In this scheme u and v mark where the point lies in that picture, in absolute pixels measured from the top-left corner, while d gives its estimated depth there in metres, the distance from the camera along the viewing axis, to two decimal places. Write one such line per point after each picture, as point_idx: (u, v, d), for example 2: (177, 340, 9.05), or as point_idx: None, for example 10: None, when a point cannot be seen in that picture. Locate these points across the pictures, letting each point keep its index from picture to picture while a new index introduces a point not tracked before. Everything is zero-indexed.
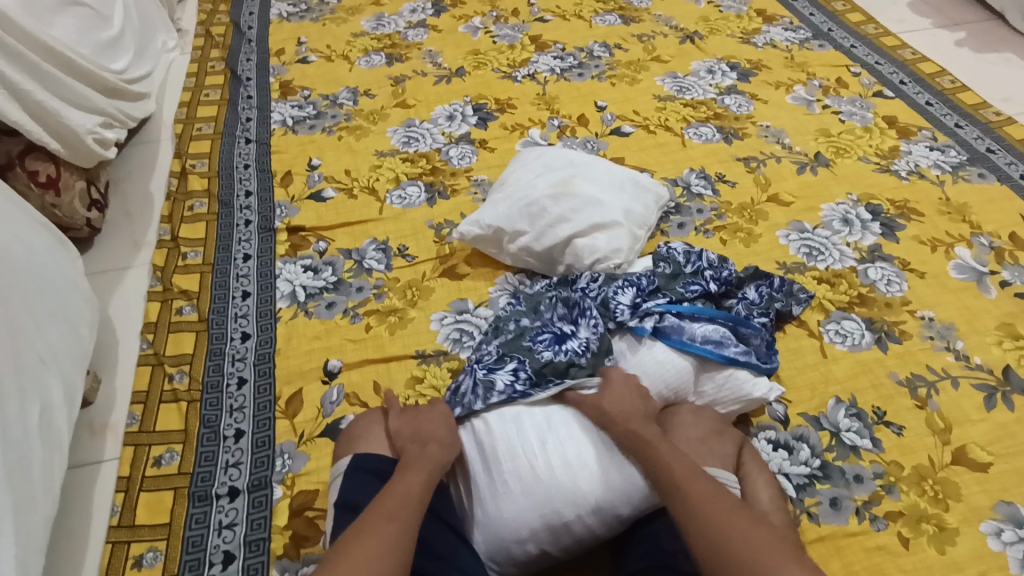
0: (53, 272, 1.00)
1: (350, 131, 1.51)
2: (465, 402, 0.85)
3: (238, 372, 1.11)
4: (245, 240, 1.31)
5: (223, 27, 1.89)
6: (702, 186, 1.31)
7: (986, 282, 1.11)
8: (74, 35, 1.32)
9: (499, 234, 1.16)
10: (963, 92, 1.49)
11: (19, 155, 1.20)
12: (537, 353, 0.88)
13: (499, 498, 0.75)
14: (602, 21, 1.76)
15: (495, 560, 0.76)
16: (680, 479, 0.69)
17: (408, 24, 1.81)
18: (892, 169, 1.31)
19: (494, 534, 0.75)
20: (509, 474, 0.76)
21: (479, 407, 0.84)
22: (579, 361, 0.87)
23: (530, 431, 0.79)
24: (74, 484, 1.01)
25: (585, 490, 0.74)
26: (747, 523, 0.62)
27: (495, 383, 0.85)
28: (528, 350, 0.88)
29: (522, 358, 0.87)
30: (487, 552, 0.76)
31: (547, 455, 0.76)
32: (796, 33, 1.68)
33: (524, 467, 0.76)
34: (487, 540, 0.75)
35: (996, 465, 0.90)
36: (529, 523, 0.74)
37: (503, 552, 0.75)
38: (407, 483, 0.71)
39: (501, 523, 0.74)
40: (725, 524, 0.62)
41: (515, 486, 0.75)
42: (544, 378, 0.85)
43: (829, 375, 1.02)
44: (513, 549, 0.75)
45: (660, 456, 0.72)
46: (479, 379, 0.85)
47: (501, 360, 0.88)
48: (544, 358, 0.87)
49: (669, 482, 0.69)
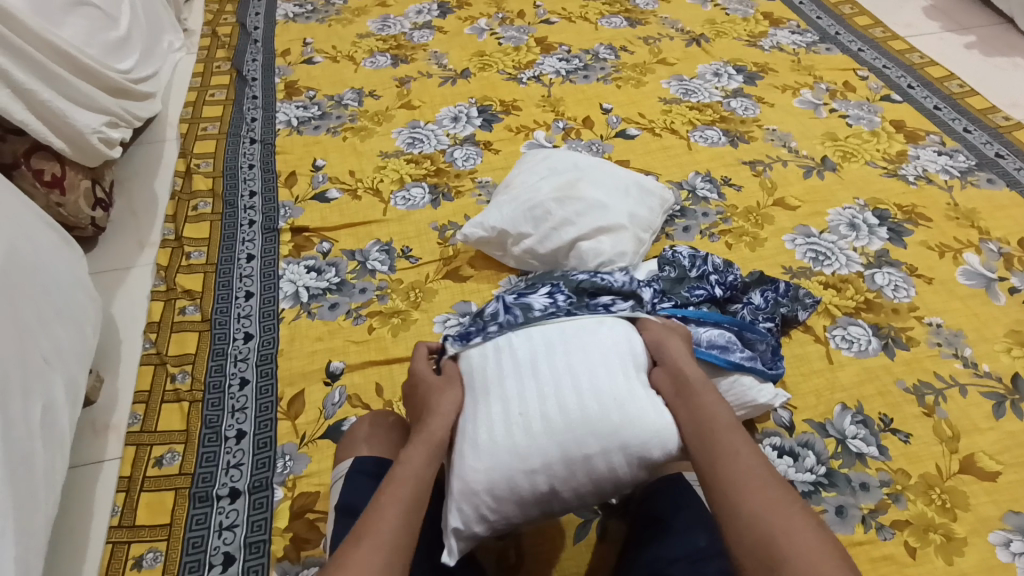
0: (59, 270, 0.99)
1: (355, 132, 1.51)
2: (500, 322, 0.80)
3: (240, 373, 1.11)
4: (248, 240, 1.31)
5: (230, 27, 1.89)
6: (708, 190, 1.30)
7: (994, 289, 1.10)
8: (84, 35, 1.32)
9: (504, 236, 1.16)
10: (972, 96, 1.48)
11: (25, 154, 1.19)
12: (573, 279, 0.87)
13: (511, 424, 0.70)
14: (608, 23, 1.76)
15: (490, 495, 0.69)
16: (719, 434, 0.64)
17: (414, 25, 1.81)
18: (900, 174, 1.30)
19: (499, 461, 0.69)
20: (528, 403, 0.71)
21: (519, 322, 0.79)
22: (615, 291, 0.86)
23: (560, 353, 0.74)
24: (75, 483, 1.01)
25: (611, 422, 0.68)
26: (784, 493, 0.57)
27: (532, 304, 0.81)
28: (559, 279, 0.87)
29: (555, 285, 0.85)
30: (481, 494, 0.68)
31: (577, 379, 0.71)
32: (804, 36, 1.67)
33: (549, 396, 0.71)
34: (484, 472, 0.69)
35: (1004, 475, 0.89)
36: (543, 452, 0.69)
37: (502, 487, 0.68)
38: (410, 466, 0.66)
39: (508, 454, 0.69)
40: (760, 491, 0.58)
41: (536, 412, 0.70)
42: (586, 301, 0.83)
43: (835, 381, 1.01)
44: (515, 485, 0.69)
45: (702, 405, 0.68)
46: (513, 303, 0.82)
47: (534, 289, 0.85)
48: (581, 280, 0.86)
49: (707, 435, 0.65)
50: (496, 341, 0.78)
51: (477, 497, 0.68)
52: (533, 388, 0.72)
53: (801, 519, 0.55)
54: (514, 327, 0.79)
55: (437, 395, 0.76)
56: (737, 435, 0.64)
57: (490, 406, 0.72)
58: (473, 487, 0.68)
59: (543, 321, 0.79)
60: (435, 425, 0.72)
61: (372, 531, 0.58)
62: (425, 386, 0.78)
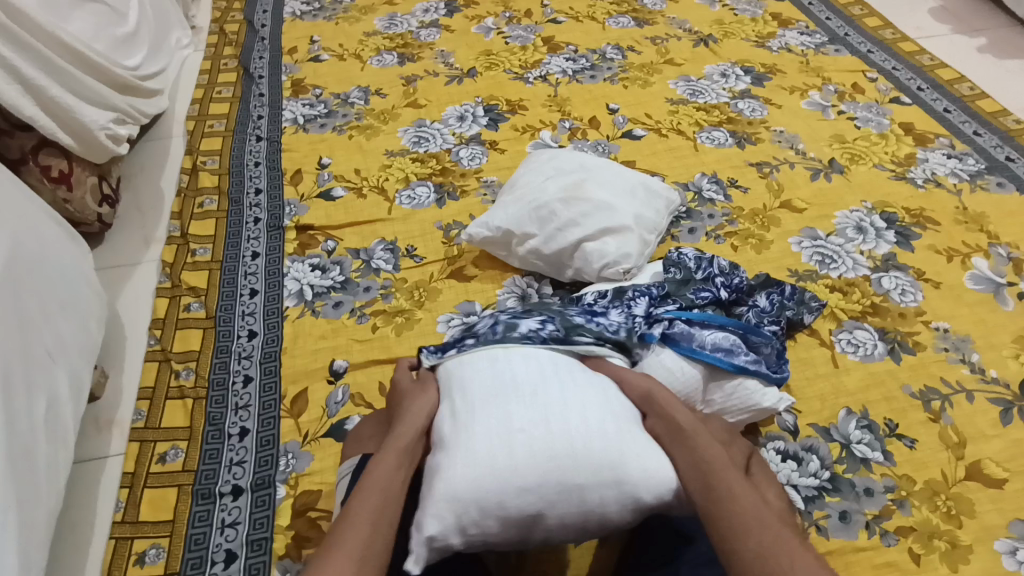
0: (64, 266, 1.00)
1: (361, 130, 1.51)
2: (479, 336, 0.81)
3: (244, 370, 1.11)
4: (253, 238, 1.31)
5: (237, 25, 1.89)
6: (714, 191, 1.29)
7: (1003, 294, 1.09)
8: (92, 31, 1.32)
9: (508, 236, 1.16)
10: (982, 99, 1.46)
11: (32, 150, 1.19)
12: (569, 315, 0.86)
13: (506, 444, 0.67)
14: (615, 23, 1.75)
15: (477, 509, 0.65)
16: (716, 472, 0.65)
17: (421, 24, 1.81)
18: (908, 177, 1.29)
19: (495, 478, 0.65)
20: (530, 422, 0.69)
21: (492, 340, 0.79)
22: (606, 335, 0.85)
23: (554, 385, 0.72)
24: (79, 478, 1.01)
25: (607, 457, 0.67)
26: (784, 531, 0.59)
27: (516, 326, 0.82)
28: (558, 311, 0.87)
29: (551, 315, 0.85)
30: (468, 511, 0.65)
31: (569, 412, 0.70)
32: (812, 37, 1.66)
33: (551, 418, 0.69)
34: (473, 482, 0.65)
35: (1011, 483, 0.89)
36: (540, 475, 0.66)
37: (492, 501, 0.65)
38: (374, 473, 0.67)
39: (506, 475, 0.66)
40: (763, 529, 0.59)
41: (537, 430, 0.68)
42: (568, 338, 0.83)
43: (840, 385, 1.00)
44: (506, 504, 0.66)
45: (699, 448, 0.69)
46: (503, 320, 0.83)
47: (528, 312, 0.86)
48: (576, 320, 0.85)
49: (706, 474, 0.66)
50: (467, 356, 0.79)
51: (463, 507, 0.65)
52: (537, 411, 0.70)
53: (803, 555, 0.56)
54: (491, 342, 0.79)
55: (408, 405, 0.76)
56: (734, 476, 0.65)
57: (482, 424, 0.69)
58: (462, 495, 0.65)
59: (515, 344, 0.78)
60: (401, 429, 0.72)
61: (340, 550, 0.59)
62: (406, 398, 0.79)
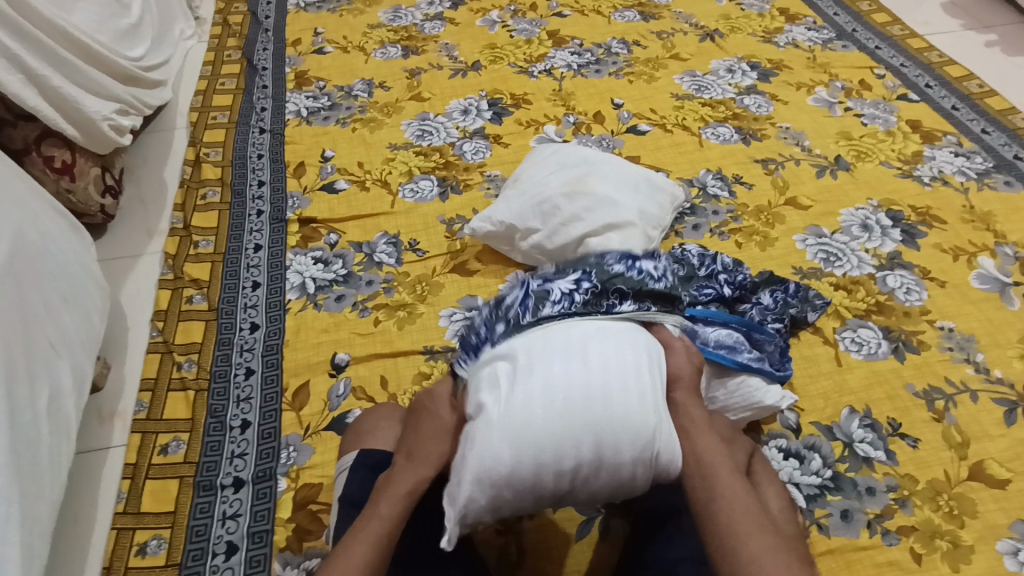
0: (67, 257, 1.00)
1: (364, 123, 1.50)
2: (509, 318, 0.76)
3: (246, 363, 1.11)
4: (256, 230, 1.31)
5: (241, 16, 1.89)
6: (719, 188, 1.29)
7: (1008, 294, 1.09)
8: (95, 22, 1.32)
9: (512, 231, 1.16)
10: (991, 97, 1.45)
11: (36, 140, 1.19)
12: (608, 267, 0.81)
13: (527, 427, 0.66)
14: (621, 17, 1.74)
15: (510, 489, 0.66)
16: (711, 471, 0.66)
17: (426, 17, 1.80)
18: (914, 175, 1.29)
19: (529, 452, 0.65)
20: (568, 389, 0.66)
21: (524, 322, 0.74)
22: (652, 284, 0.80)
23: (590, 352, 0.69)
24: (81, 469, 1.01)
25: (646, 429, 0.66)
26: (775, 539, 0.59)
27: (550, 293, 0.76)
28: (595, 265, 0.81)
29: (586, 271, 0.80)
30: (503, 491, 0.66)
31: (592, 390, 0.66)
32: (820, 33, 1.65)
33: (589, 382, 0.67)
34: (511, 459, 0.65)
35: (1014, 483, 0.88)
36: (563, 457, 0.65)
37: (522, 480, 0.66)
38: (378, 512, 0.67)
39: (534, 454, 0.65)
40: (754, 532, 0.60)
41: (574, 400, 0.66)
42: (608, 297, 0.77)
43: (843, 384, 1.00)
44: (537, 479, 0.66)
45: (699, 443, 0.69)
46: (533, 291, 0.77)
47: (562, 275, 0.80)
48: (615, 271, 0.80)
49: (702, 472, 0.66)
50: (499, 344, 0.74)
51: (496, 487, 0.66)
52: (574, 374, 0.67)
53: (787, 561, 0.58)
54: (523, 325, 0.74)
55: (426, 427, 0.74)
56: (730, 476, 0.65)
57: (495, 411, 0.67)
58: (496, 476, 0.65)
59: (552, 321, 0.74)
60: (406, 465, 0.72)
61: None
62: (427, 416, 0.76)
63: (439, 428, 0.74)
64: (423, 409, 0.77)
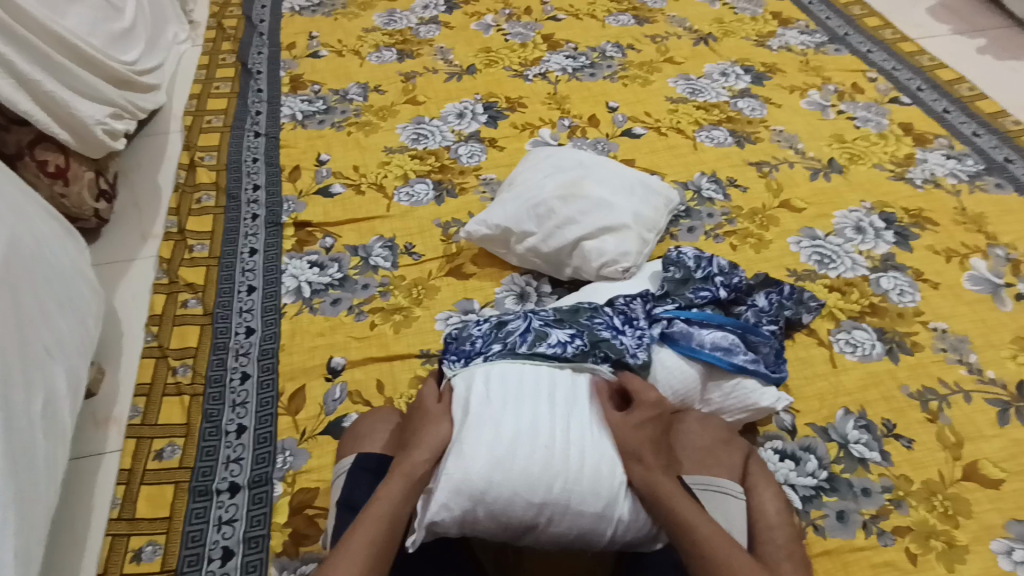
0: (61, 262, 0.99)
1: (360, 127, 1.50)
2: (507, 342, 0.83)
3: (241, 367, 1.11)
4: (251, 234, 1.31)
5: (235, 20, 1.88)
6: (713, 190, 1.29)
7: (1001, 295, 1.10)
8: (88, 26, 1.32)
9: (507, 234, 1.15)
10: (982, 100, 1.47)
11: (29, 145, 1.19)
12: (597, 329, 0.87)
13: (506, 472, 0.68)
14: (615, 21, 1.74)
15: (483, 507, 0.68)
16: (701, 532, 0.65)
17: (420, 21, 1.80)
18: (907, 177, 1.30)
19: (506, 480, 0.68)
20: (551, 434, 0.71)
21: (515, 353, 0.81)
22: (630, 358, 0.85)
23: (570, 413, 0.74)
24: (75, 475, 1.01)
25: (612, 484, 0.70)
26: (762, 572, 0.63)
27: (547, 336, 0.84)
28: (588, 324, 0.87)
29: (579, 328, 0.86)
30: (475, 509, 0.68)
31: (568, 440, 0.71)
32: (812, 36, 1.66)
33: (566, 434, 0.72)
34: (488, 478, 0.68)
35: (1008, 483, 0.89)
36: (534, 492, 0.68)
37: (497, 502, 0.68)
38: (379, 505, 0.68)
39: (502, 499, 0.68)
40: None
41: (554, 445, 0.70)
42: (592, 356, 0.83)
43: (839, 385, 1.00)
44: (502, 516, 0.68)
45: (679, 504, 0.68)
46: (533, 328, 0.84)
47: (560, 322, 0.87)
48: (602, 335, 0.86)
49: (692, 537, 0.65)
50: (492, 363, 0.80)
51: (472, 502, 0.67)
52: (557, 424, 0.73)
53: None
54: (516, 355, 0.81)
55: (426, 425, 0.75)
56: (720, 530, 0.66)
57: (481, 439, 0.70)
58: (474, 488, 0.67)
59: (535, 363, 0.80)
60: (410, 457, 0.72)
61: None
62: (418, 414, 0.78)
63: (431, 418, 0.76)
64: (415, 409, 0.80)
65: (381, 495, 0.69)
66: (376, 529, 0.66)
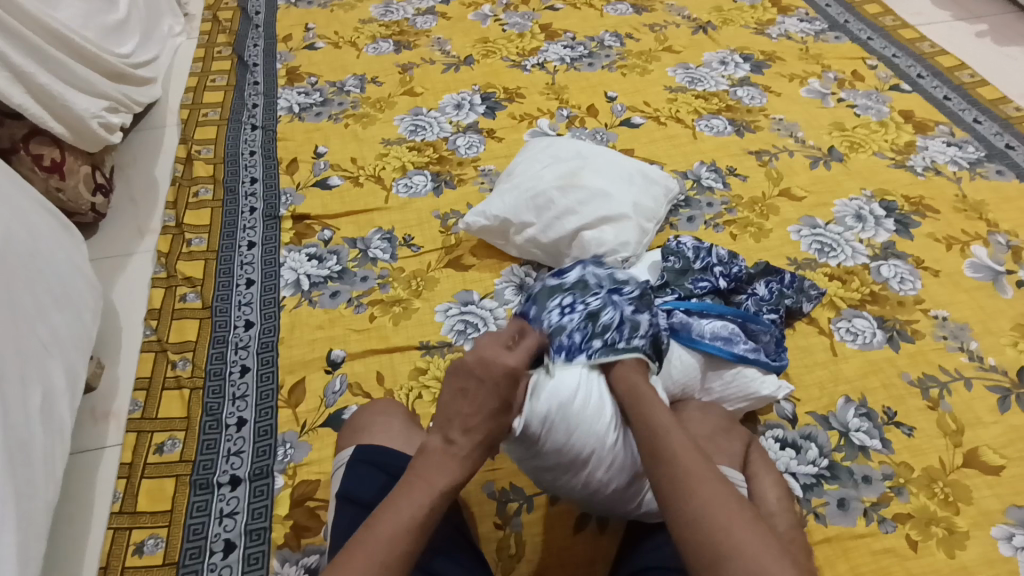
0: (57, 257, 0.99)
1: (357, 119, 1.50)
2: (607, 337, 0.76)
3: (240, 360, 1.11)
4: (250, 227, 1.30)
5: (231, 12, 1.87)
6: (713, 179, 1.29)
7: (1002, 282, 1.09)
8: (81, 18, 1.30)
9: (506, 225, 1.15)
10: (983, 86, 1.46)
11: (23, 139, 1.18)
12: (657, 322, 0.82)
13: (589, 402, 0.72)
14: (614, 10, 1.73)
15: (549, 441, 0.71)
16: (668, 441, 0.66)
17: (417, 11, 1.79)
18: (908, 165, 1.29)
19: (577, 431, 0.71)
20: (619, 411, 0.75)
21: (617, 348, 0.76)
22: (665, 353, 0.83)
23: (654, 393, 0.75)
24: (76, 469, 1.01)
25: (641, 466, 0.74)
26: (704, 459, 0.64)
27: (640, 325, 0.79)
28: (653, 311, 0.83)
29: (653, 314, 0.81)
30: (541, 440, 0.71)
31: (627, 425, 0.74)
32: (812, 24, 1.65)
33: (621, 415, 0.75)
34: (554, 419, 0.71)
35: (1008, 469, 0.89)
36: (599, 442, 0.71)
37: (561, 439, 0.71)
38: (400, 510, 0.61)
39: (575, 429, 0.71)
40: (710, 493, 0.60)
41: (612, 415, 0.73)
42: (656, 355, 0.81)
43: (838, 373, 1.00)
44: (572, 436, 0.71)
45: (654, 412, 0.70)
46: (627, 316, 0.79)
47: (644, 303, 0.82)
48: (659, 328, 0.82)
49: (659, 442, 0.66)
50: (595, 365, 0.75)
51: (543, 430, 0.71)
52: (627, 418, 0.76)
53: (744, 521, 0.58)
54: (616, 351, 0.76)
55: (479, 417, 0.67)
56: (688, 444, 0.66)
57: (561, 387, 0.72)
58: (547, 421, 0.70)
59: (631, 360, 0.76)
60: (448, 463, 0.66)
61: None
62: (482, 394, 0.67)
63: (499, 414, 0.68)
64: (478, 380, 0.68)
65: (402, 498, 0.63)
66: (404, 541, 0.59)
